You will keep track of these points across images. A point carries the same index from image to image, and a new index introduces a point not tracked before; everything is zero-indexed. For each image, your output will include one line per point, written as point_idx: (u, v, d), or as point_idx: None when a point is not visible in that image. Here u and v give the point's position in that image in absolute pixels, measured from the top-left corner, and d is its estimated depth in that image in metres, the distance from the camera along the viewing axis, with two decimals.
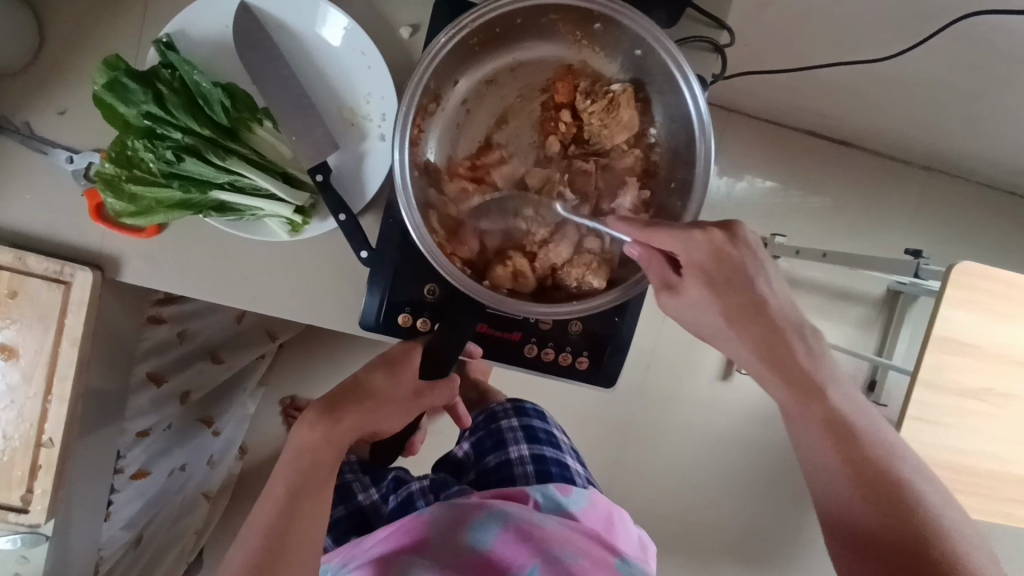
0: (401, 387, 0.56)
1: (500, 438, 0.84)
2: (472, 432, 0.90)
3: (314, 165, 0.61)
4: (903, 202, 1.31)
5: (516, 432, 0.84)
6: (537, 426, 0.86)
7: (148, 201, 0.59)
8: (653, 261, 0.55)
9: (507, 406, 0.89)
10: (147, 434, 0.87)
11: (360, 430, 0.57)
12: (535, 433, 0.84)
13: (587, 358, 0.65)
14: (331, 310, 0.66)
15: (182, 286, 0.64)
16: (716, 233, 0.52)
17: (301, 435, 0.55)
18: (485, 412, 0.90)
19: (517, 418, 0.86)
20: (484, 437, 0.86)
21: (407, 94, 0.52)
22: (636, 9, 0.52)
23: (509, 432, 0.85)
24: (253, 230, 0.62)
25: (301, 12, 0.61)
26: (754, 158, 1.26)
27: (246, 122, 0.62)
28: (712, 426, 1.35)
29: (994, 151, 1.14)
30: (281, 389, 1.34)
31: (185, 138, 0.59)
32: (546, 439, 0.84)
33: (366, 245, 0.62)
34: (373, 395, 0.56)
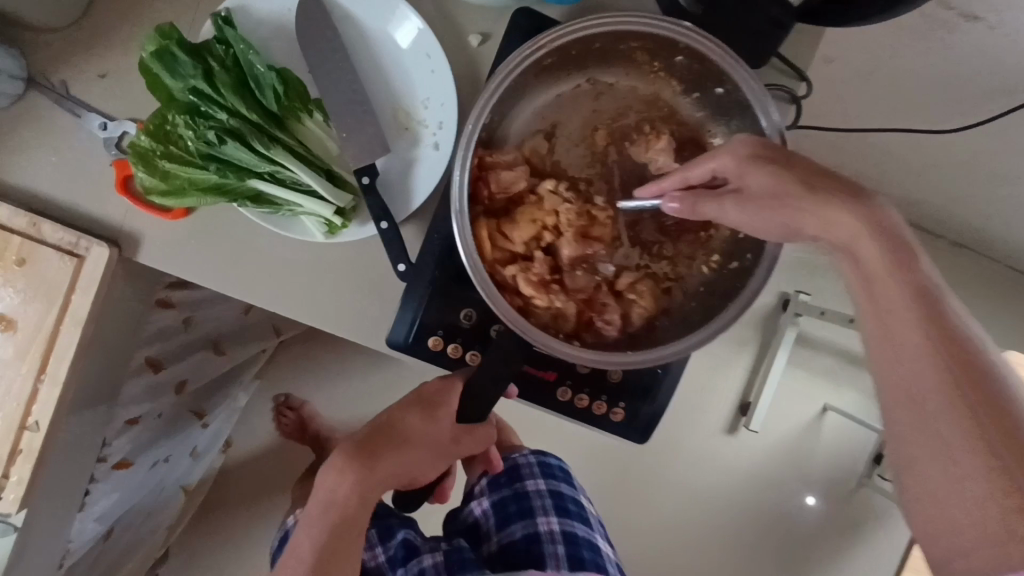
0: (436, 430, 0.51)
1: (528, 505, 0.73)
2: (489, 486, 0.78)
3: (361, 166, 0.57)
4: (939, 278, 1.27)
5: (545, 500, 0.74)
6: (565, 494, 0.76)
7: (181, 181, 0.55)
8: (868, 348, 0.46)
9: (532, 461, 0.79)
10: (137, 423, 0.82)
11: (396, 477, 0.52)
12: (566, 504, 0.74)
13: (622, 409, 0.61)
14: (354, 321, 0.61)
15: (201, 275, 0.60)
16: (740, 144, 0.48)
17: (330, 485, 0.51)
18: (506, 467, 0.78)
19: (545, 482, 0.76)
20: (508, 499, 0.75)
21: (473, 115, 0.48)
22: (727, 46, 0.48)
23: (537, 498, 0.74)
24: (287, 227, 0.58)
25: (370, 4, 0.57)
26: None
27: (297, 111, 0.58)
28: (713, 480, 1.30)
29: None
30: (277, 385, 1.29)
31: (230, 120, 0.56)
32: (576, 513, 0.75)
33: (405, 258, 0.58)
34: (407, 439, 0.52)
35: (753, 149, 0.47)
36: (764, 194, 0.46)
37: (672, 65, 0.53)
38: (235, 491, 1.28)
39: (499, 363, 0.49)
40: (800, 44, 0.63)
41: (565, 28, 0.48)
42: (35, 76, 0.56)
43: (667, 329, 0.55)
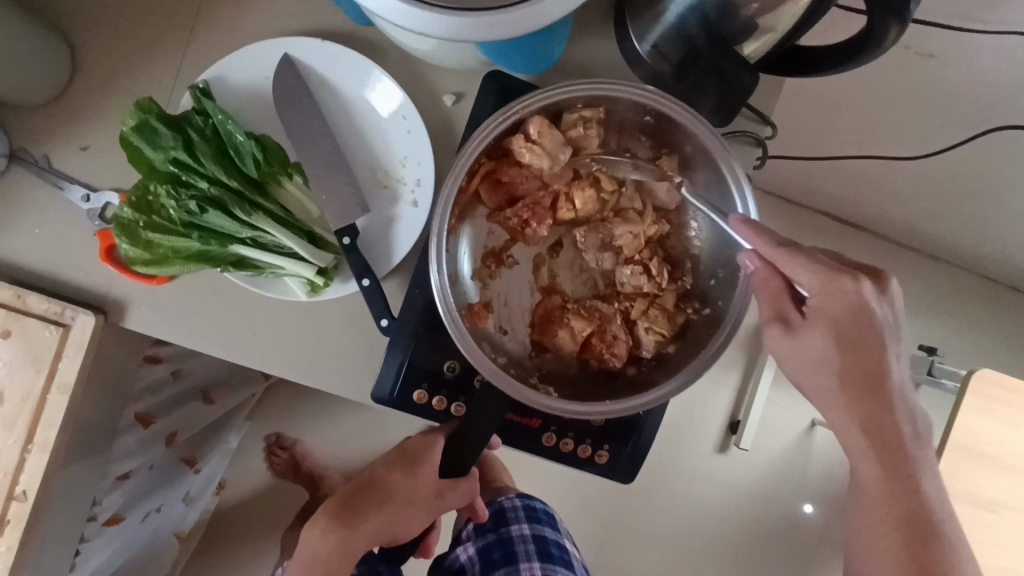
0: (420, 488, 0.54)
1: (511, 551, 0.74)
2: (476, 532, 0.79)
3: (341, 227, 0.59)
4: None
5: (529, 545, 0.74)
6: (548, 538, 0.77)
7: (164, 249, 0.56)
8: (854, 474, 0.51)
9: (518, 504, 0.79)
10: (128, 477, 0.82)
11: (375, 536, 0.54)
12: (548, 549, 0.75)
13: (607, 452, 0.62)
14: (340, 376, 0.62)
15: (187, 337, 0.61)
16: (863, 285, 0.49)
17: (312, 541, 0.54)
18: (491, 508, 0.79)
19: (529, 526, 0.77)
20: (492, 545, 0.75)
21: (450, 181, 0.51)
22: (687, 106, 0.51)
23: (520, 543, 0.75)
24: (270, 288, 0.59)
25: (345, 69, 0.59)
26: None
27: (277, 176, 0.59)
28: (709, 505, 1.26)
29: None
30: (268, 426, 1.28)
31: (211, 189, 0.57)
32: (559, 557, 0.75)
33: (387, 313, 0.59)
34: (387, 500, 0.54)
35: (847, 312, 0.49)
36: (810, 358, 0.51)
37: (643, 124, 0.55)
38: (229, 532, 1.27)
39: (479, 415, 0.51)
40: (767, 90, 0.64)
41: (536, 96, 0.51)
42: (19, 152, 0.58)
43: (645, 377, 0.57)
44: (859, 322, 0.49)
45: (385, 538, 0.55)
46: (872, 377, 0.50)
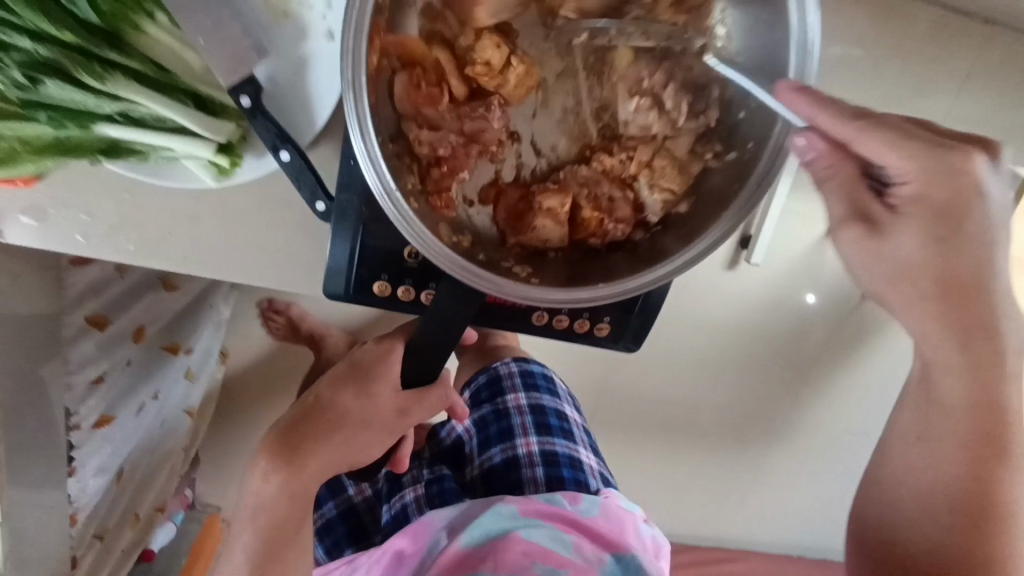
0: (380, 406, 0.44)
1: (506, 426, 0.70)
2: (472, 403, 0.74)
3: (235, 82, 0.44)
4: None
5: (525, 418, 0.70)
6: (547, 406, 0.71)
7: (8, 142, 0.42)
8: (852, 172, 0.38)
9: (514, 371, 0.72)
10: (102, 380, 0.77)
11: (333, 464, 0.44)
12: (548, 420, 0.70)
13: (608, 324, 0.54)
14: (283, 271, 0.51)
15: (82, 246, 0.49)
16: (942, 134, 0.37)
17: (257, 488, 0.43)
18: (486, 377, 0.73)
19: (526, 397, 0.71)
20: (488, 419, 0.71)
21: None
22: None
23: (517, 416, 0.70)
24: (165, 176, 0.46)
25: None
26: None
27: (129, 16, 0.42)
28: None
29: None
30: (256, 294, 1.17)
31: (37, 48, 0.41)
32: (558, 426, 0.70)
33: (322, 193, 0.47)
34: (342, 422, 0.44)
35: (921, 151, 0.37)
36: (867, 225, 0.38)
37: None
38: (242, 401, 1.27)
39: (446, 315, 0.41)
40: None
41: None
42: None
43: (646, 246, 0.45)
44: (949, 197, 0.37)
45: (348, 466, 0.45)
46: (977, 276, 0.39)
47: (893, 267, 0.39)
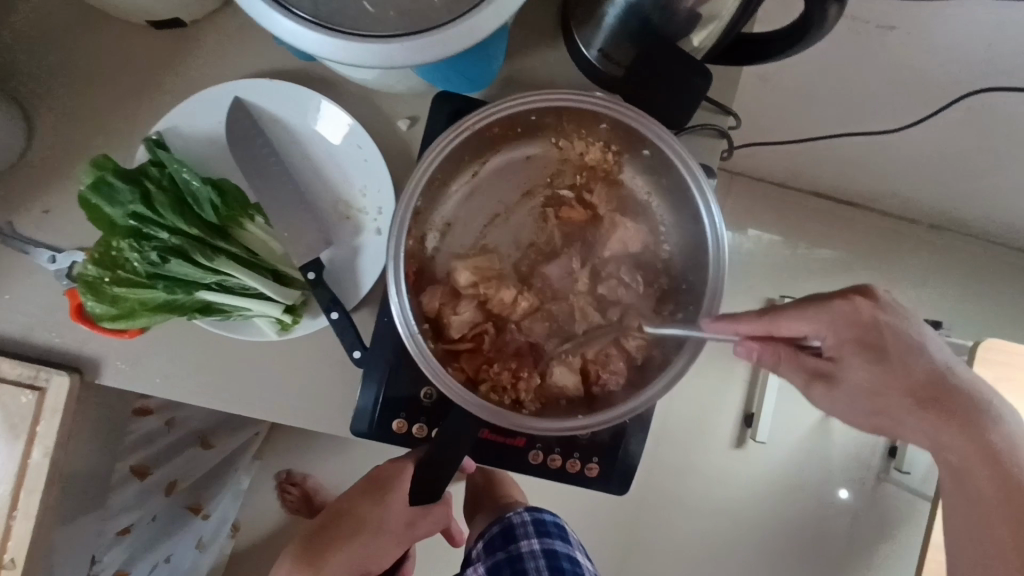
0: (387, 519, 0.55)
1: (520, 567, 0.72)
2: (486, 552, 0.77)
3: (306, 262, 0.59)
4: (927, 262, 1.24)
5: (539, 561, 0.72)
6: (560, 551, 0.74)
7: (130, 302, 0.56)
8: (842, 331, 0.49)
9: (526, 518, 0.76)
10: (128, 531, 0.82)
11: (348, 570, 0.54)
12: (559, 563, 0.72)
13: (597, 465, 0.60)
14: (319, 411, 0.61)
15: (163, 388, 0.61)
16: (861, 301, 0.48)
17: None
18: (500, 525, 0.77)
19: (538, 541, 0.74)
20: (502, 563, 0.73)
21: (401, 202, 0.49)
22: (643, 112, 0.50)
23: (531, 560, 0.72)
24: (241, 330, 0.59)
25: (293, 106, 0.59)
26: (768, 219, 1.21)
27: (238, 218, 0.59)
28: (745, 511, 1.16)
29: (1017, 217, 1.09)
30: (277, 463, 1.21)
31: (171, 238, 0.57)
32: (571, 570, 0.73)
33: (359, 344, 0.59)
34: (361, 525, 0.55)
35: (854, 323, 0.49)
36: (856, 408, 0.50)
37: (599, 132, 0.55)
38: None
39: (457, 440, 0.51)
40: (723, 80, 0.63)
41: (483, 110, 0.50)
42: None
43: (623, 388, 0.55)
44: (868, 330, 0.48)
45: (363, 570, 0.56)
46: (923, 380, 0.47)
47: (863, 401, 0.49)
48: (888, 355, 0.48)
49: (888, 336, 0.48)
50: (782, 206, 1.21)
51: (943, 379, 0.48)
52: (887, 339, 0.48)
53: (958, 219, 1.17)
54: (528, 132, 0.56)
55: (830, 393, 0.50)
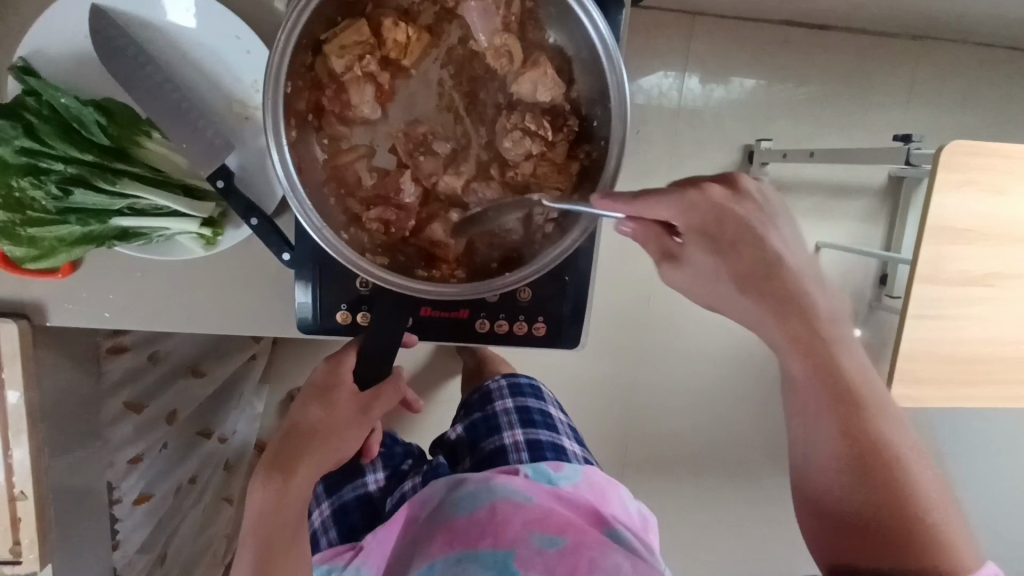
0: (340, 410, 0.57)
1: (496, 423, 0.82)
2: (468, 412, 0.87)
3: (213, 171, 0.57)
4: (900, 80, 1.26)
5: (511, 417, 0.83)
6: (531, 407, 0.84)
7: (48, 241, 0.56)
8: (649, 234, 0.51)
9: (503, 384, 0.85)
10: (140, 460, 0.88)
11: (321, 465, 0.58)
12: (530, 417, 0.83)
13: (543, 324, 0.62)
14: (266, 319, 0.62)
15: (109, 321, 0.62)
16: (712, 188, 0.47)
17: (259, 497, 0.56)
18: (479, 391, 0.87)
19: (511, 400, 0.84)
20: (479, 421, 0.84)
21: (267, 93, 0.45)
22: None
23: (504, 416, 0.83)
24: (167, 251, 0.59)
25: (155, 4, 0.55)
26: (735, 64, 1.20)
27: (132, 137, 0.57)
28: (737, 355, 1.20)
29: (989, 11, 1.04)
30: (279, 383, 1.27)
31: (68, 168, 0.55)
32: (541, 422, 0.83)
33: (286, 246, 0.58)
34: (317, 428, 0.57)
35: (706, 212, 0.47)
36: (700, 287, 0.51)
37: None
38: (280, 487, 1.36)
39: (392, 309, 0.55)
40: None
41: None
42: None
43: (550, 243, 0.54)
44: (725, 225, 0.47)
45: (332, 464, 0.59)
46: (764, 275, 0.47)
47: (701, 284, 0.51)
48: (722, 244, 0.48)
49: (730, 228, 0.48)
50: (745, 49, 1.20)
51: (776, 270, 0.47)
52: (728, 231, 0.48)
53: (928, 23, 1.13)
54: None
55: (677, 271, 0.51)
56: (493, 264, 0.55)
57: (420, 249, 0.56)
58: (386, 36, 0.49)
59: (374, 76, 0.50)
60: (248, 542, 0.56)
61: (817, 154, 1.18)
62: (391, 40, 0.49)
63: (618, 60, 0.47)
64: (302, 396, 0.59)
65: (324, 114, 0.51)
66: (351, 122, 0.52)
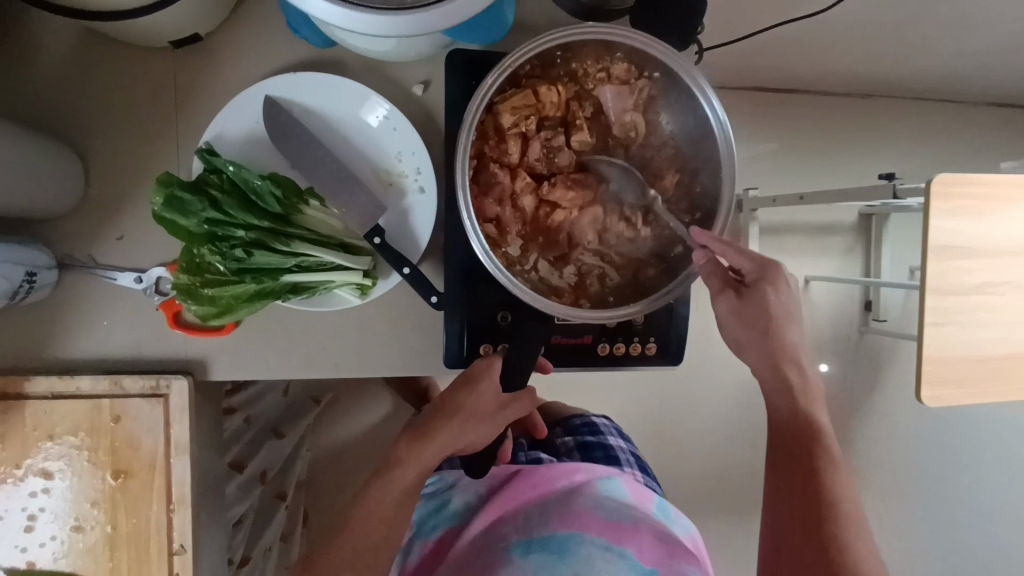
0: (480, 402, 0.62)
1: (615, 455, 0.93)
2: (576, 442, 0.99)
3: (369, 229, 0.65)
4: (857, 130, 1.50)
5: (628, 457, 0.95)
6: (642, 460, 0.97)
7: (226, 299, 0.62)
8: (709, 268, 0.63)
9: (616, 430, 1.01)
10: (243, 519, 0.90)
11: (450, 446, 0.64)
12: (642, 465, 0.95)
13: (654, 343, 0.70)
14: (409, 360, 0.70)
15: (264, 373, 0.68)
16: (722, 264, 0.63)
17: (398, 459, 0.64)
18: (595, 428, 1.01)
19: (627, 446, 0.97)
20: (597, 449, 0.95)
21: (462, 139, 0.57)
22: (651, 37, 0.58)
23: (622, 453, 0.95)
24: (326, 302, 0.66)
25: (320, 94, 0.65)
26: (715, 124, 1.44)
27: (297, 205, 0.65)
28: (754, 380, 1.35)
29: (929, 63, 1.28)
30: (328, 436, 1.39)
31: (248, 234, 0.63)
32: (649, 473, 0.95)
33: (434, 291, 0.66)
34: (461, 410, 0.62)
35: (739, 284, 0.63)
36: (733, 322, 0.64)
37: (614, 61, 0.62)
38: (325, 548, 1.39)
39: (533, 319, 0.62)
40: None
41: (509, 58, 0.57)
42: (65, 260, 0.63)
43: (655, 281, 0.65)
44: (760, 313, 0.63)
45: (461, 449, 0.64)
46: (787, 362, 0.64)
47: (742, 320, 0.64)
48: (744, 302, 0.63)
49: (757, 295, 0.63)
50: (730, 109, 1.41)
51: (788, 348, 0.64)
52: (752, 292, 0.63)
53: (878, 79, 1.37)
54: (548, 66, 0.62)
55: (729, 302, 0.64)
56: (608, 298, 0.65)
57: (543, 281, 0.63)
58: (544, 100, 0.61)
59: (530, 131, 0.61)
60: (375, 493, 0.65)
61: (808, 197, 1.35)
62: (548, 103, 0.61)
63: (730, 140, 0.60)
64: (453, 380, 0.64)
65: (485, 158, 0.61)
66: (506, 167, 0.62)
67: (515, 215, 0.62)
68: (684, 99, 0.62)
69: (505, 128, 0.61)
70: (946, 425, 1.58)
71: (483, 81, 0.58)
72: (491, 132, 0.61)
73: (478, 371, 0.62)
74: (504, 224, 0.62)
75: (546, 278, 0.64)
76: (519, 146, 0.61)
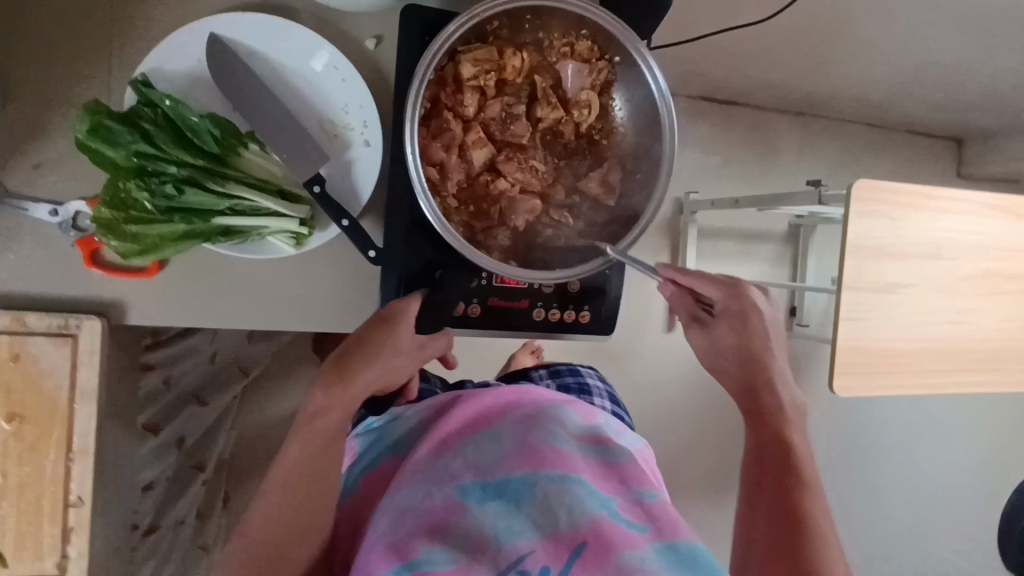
0: (400, 340, 0.61)
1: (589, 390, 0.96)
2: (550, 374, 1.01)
3: (309, 177, 0.64)
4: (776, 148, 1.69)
5: (602, 396, 0.97)
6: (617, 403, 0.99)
7: (152, 237, 0.60)
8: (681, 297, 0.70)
9: (595, 377, 1.03)
10: (152, 487, 0.85)
11: (372, 384, 0.63)
12: (617, 406, 0.97)
13: (588, 312, 0.73)
14: (342, 316, 0.69)
15: (187, 320, 0.65)
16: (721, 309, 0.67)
17: (317, 404, 0.61)
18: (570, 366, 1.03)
19: (604, 389, 0.99)
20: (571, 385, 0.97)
21: (414, 84, 0.57)
22: (619, 18, 0.59)
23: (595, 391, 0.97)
24: (259, 249, 0.64)
25: (267, 35, 0.63)
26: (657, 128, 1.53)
27: (235, 148, 0.63)
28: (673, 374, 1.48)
29: (850, 77, 1.39)
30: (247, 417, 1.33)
31: (181, 171, 0.60)
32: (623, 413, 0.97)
33: (374, 245, 0.66)
34: (379, 351, 0.61)
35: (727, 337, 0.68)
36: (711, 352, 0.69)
37: (580, 37, 0.63)
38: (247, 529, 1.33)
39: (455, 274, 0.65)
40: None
41: (477, 9, 0.56)
42: None
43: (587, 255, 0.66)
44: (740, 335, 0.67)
45: (381, 382, 0.64)
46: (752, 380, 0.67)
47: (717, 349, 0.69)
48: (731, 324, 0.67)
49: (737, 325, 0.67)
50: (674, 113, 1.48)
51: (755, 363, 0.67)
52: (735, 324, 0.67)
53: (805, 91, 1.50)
54: (515, 29, 0.62)
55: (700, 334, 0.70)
56: (541, 265, 0.65)
57: (480, 238, 0.64)
58: (507, 58, 0.61)
59: (486, 89, 0.62)
60: (299, 442, 0.62)
61: (742, 202, 1.43)
62: (508, 65, 0.62)
63: (674, 131, 0.61)
64: (364, 322, 0.61)
65: (438, 109, 0.61)
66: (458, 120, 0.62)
67: (460, 170, 0.63)
68: (639, 86, 0.64)
69: (461, 82, 0.61)
70: (860, 425, 1.68)
71: (444, 30, 0.57)
72: (448, 83, 0.61)
73: (394, 311, 0.61)
74: (448, 177, 0.62)
75: (484, 236, 0.64)
76: (472, 103, 0.62)
